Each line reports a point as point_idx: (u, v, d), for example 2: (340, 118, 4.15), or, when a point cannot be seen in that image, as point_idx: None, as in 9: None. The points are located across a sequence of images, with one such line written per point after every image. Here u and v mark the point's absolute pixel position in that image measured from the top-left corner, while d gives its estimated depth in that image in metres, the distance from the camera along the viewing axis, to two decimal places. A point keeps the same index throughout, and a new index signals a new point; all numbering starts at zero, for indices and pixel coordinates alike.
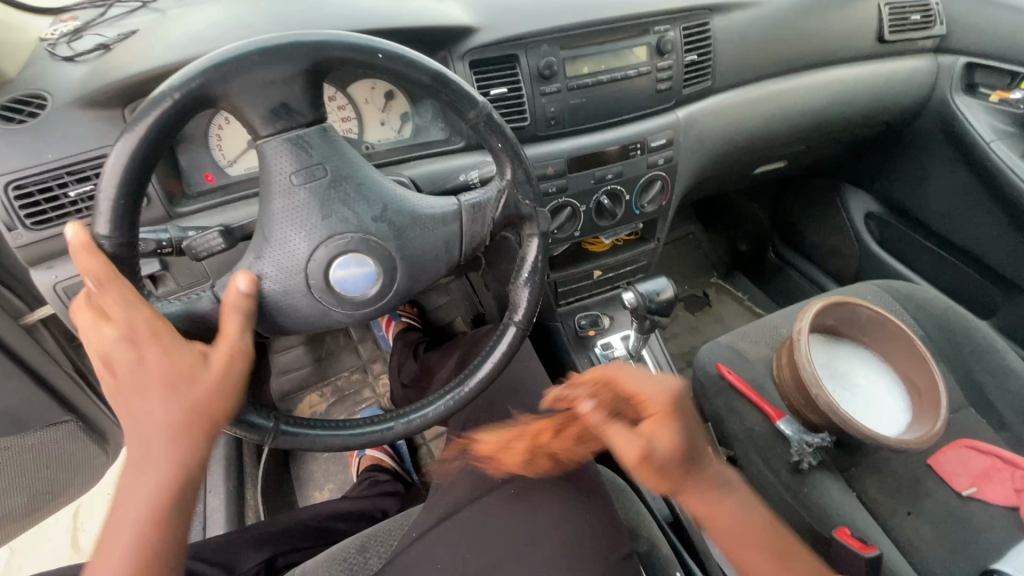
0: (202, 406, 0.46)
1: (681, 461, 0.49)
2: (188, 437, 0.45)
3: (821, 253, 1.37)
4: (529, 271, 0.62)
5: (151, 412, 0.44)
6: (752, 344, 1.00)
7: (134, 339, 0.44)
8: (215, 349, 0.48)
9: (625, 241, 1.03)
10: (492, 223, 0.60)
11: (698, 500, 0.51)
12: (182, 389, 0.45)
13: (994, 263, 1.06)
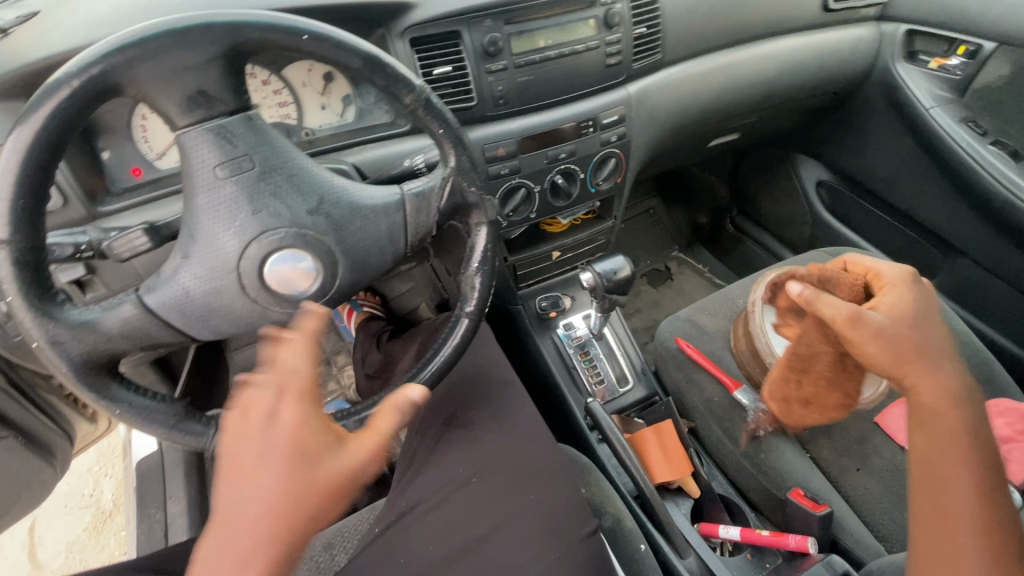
0: (311, 497, 0.40)
1: (925, 332, 0.54)
2: (285, 532, 0.39)
3: (776, 222, 1.40)
4: (479, 260, 0.60)
5: (264, 491, 0.39)
6: (711, 317, 1.02)
7: (288, 401, 0.41)
8: (356, 437, 0.44)
9: (584, 220, 1.02)
10: (437, 212, 0.58)
11: (933, 393, 0.52)
12: (304, 469, 0.40)
13: (935, 227, 1.10)
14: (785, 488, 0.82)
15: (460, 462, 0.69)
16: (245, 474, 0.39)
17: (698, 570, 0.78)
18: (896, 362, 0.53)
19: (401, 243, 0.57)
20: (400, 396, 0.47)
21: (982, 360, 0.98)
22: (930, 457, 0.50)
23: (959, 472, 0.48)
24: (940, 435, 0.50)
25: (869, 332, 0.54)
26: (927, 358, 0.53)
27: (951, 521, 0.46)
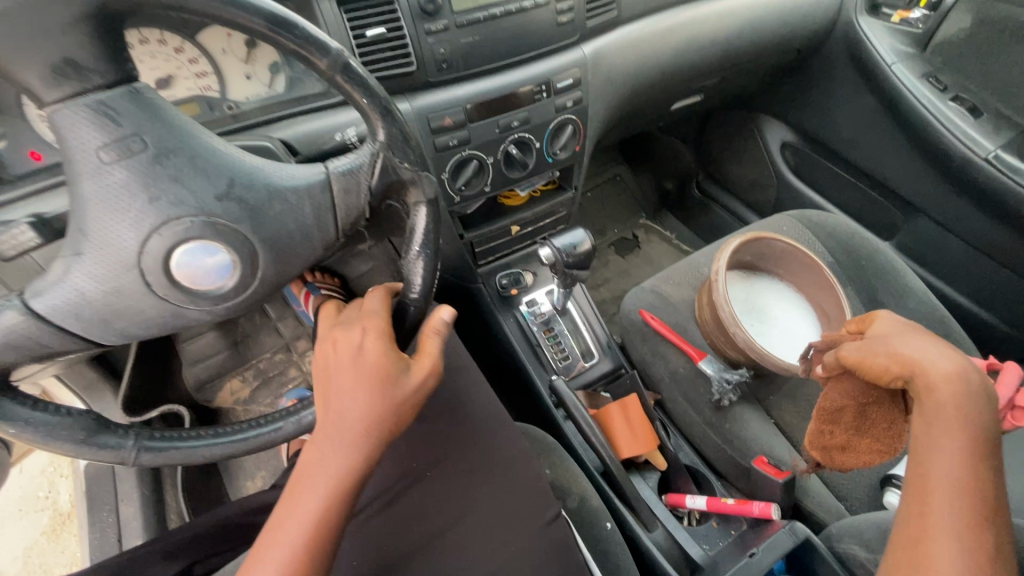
0: (392, 409, 0.49)
1: (928, 339, 0.53)
2: (372, 435, 0.48)
3: (742, 186, 1.38)
4: (420, 242, 0.56)
5: (358, 403, 0.48)
6: (675, 287, 1.00)
7: (377, 334, 0.51)
8: (417, 362, 0.52)
9: (544, 191, 0.98)
10: (369, 191, 0.53)
11: (924, 383, 0.50)
12: (383, 389, 0.49)
13: (895, 187, 1.10)
14: (749, 456, 0.82)
15: (411, 454, 0.65)
16: (343, 389, 0.49)
17: (665, 542, 0.78)
18: (899, 363, 0.52)
19: (331, 227, 0.53)
20: (437, 319, 0.53)
21: (939, 318, 0.99)
22: (924, 440, 0.49)
23: (947, 446, 0.47)
24: (931, 418, 0.49)
25: (883, 346, 0.55)
26: (921, 351, 0.52)
27: (929, 490, 0.46)
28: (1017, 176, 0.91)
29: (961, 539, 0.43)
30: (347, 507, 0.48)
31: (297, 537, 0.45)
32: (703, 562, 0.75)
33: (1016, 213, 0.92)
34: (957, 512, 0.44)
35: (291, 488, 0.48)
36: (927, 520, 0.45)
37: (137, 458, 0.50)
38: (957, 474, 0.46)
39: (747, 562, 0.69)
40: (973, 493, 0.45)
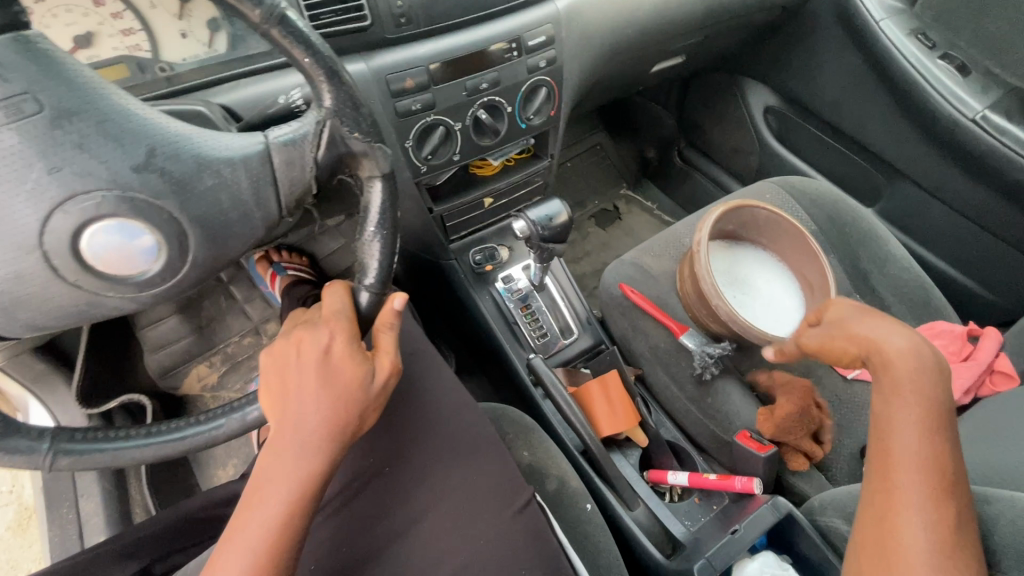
0: (351, 414, 0.47)
1: (880, 317, 0.57)
2: (329, 442, 0.46)
3: (724, 152, 1.34)
4: (376, 221, 0.51)
5: (313, 415, 0.46)
6: (656, 259, 0.96)
7: (333, 338, 0.47)
8: (375, 362, 0.48)
9: (518, 160, 0.92)
10: (315, 164, 0.47)
11: (887, 359, 0.53)
12: (340, 394, 0.46)
13: (879, 151, 1.07)
14: (732, 431, 0.80)
15: (366, 451, 0.63)
16: (297, 399, 0.46)
17: (646, 520, 0.77)
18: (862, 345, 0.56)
19: (274, 205, 0.47)
20: (388, 310, 0.50)
21: (920, 285, 0.98)
22: (885, 414, 0.51)
23: (907, 418, 0.50)
24: (890, 395, 0.52)
25: (847, 333, 0.58)
26: (879, 333, 0.55)
27: (895, 464, 0.48)
28: (1003, 138, 0.88)
29: (929, 509, 0.46)
30: (305, 521, 0.46)
31: (253, 557, 0.44)
32: (685, 540, 0.74)
33: (1001, 177, 0.90)
34: (923, 483, 0.47)
35: (245, 506, 0.45)
36: (894, 493, 0.47)
37: (56, 462, 0.46)
38: (923, 448, 0.48)
39: (729, 539, 0.67)
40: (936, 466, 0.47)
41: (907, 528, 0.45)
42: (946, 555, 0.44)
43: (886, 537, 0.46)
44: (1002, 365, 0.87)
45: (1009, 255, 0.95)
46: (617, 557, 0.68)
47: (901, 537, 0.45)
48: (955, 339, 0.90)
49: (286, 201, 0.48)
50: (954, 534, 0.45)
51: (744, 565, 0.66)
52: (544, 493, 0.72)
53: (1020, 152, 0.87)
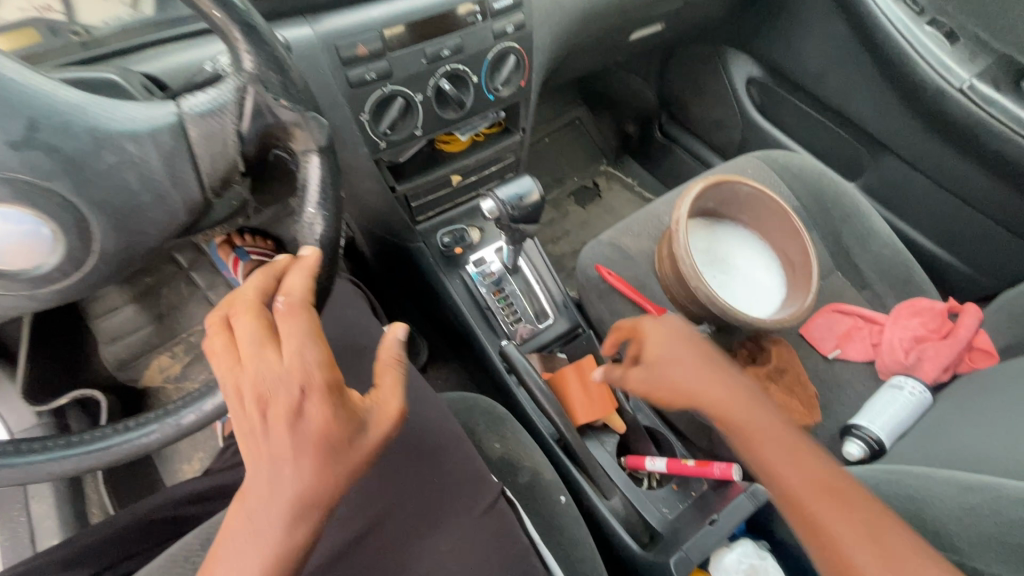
0: (343, 476, 0.39)
1: (699, 362, 0.57)
2: (312, 511, 0.38)
3: (705, 126, 1.29)
4: (317, 200, 0.47)
5: (286, 484, 0.38)
6: (634, 238, 0.93)
7: (303, 390, 0.37)
8: (372, 412, 0.40)
9: (489, 134, 0.86)
10: (237, 138, 0.44)
11: (723, 404, 0.53)
12: (329, 456, 0.38)
13: (864, 123, 1.03)
14: (710, 415, 0.78)
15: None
16: (271, 461, 0.37)
17: (623, 508, 0.75)
18: (693, 398, 0.55)
19: (193, 185, 0.45)
20: (389, 342, 0.43)
21: (902, 261, 0.96)
22: (761, 456, 0.50)
23: (780, 456, 0.49)
24: (755, 433, 0.51)
25: (670, 386, 0.56)
26: (706, 374, 0.56)
27: (808, 514, 0.45)
28: (991, 108, 0.86)
29: (858, 534, 0.44)
30: None
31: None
32: (663, 530, 0.72)
33: (989, 149, 0.87)
34: (836, 513, 0.45)
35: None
36: (828, 535, 0.44)
37: None
38: (807, 478, 0.47)
39: (707, 530, 0.67)
40: (831, 489, 0.46)
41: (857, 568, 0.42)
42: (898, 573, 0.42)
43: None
44: (981, 341, 0.86)
45: (990, 230, 0.94)
46: (592, 550, 0.67)
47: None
48: (935, 316, 0.89)
49: (208, 179, 0.45)
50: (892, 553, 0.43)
51: (721, 556, 0.66)
52: (516, 486, 0.70)
53: (1008, 123, 0.84)
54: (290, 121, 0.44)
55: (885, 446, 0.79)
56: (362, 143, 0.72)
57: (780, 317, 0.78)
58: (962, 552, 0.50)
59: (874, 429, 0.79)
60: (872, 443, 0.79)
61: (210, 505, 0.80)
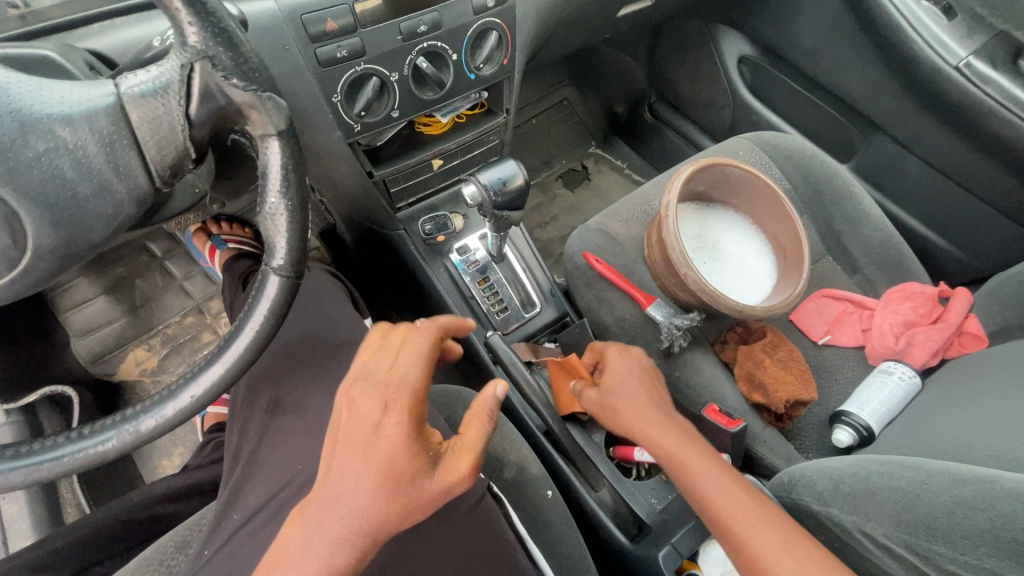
0: (405, 509, 0.39)
1: (640, 397, 0.61)
2: (365, 539, 0.38)
3: (696, 106, 1.26)
4: (278, 188, 0.45)
5: (348, 506, 0.38)
6: (623, 223, 0.90)
7: (387, 417, 0.39)
8: (448, 451, 0.41)
9: (470, 116, 0.82)
10: (185, 123, 0.41)
11: (645, 425, 0.59)
12: (395, 484, 0.38)
13: (856, 103, 1.00)
14: (701, 405, 0.77)
15: (297, 456, 0.57)
16: (345, 474, 0.39)
17: (611, 500, 0.73)
18: (630, 422, 0.60)
19: (140, 175, 0.42)
20: (489, 395, 0.45)
21: (894, 245, 0.94)
22: (690, 475, 0.54)
23: (707, 474, 0.53)
24: (684, 457, 0.55)
25: (608, 406, 0.62)
26: (645, 407, 0.60)
27: (732, 525, 0.49)
28: (987, 86, 0.83)
29: (778, 543, 0.48)
30: None
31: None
32: (651, 521, 0.69)
33: (984, 130, 0.85)
34: (758, 523, 0.49)
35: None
36: (753, 546, 0.48)
37: None
38: (733, 494, 0.51)
39: (696, 521, 0.66)
40: (751, 502, 0.51)
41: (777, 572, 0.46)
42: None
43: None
44: (971, 326, 0.85)
45: (983, 212, 0.92)
46: (580, 544, 0.66)
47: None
48: (926, 301, 0.87)
49: (156, 168, 0.42)
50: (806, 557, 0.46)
51: (711, 547, 0.64)
52: (502, 481, 0.68)
53: (1004, 103, 0.82)
54: (244, 102, 0.41)
55: (875, 432, 0.77)
56: (335, 126, 0.68)
57: (771, 304, 0.77)
58: (957, 546, 0.49)
59: (864, 416, 0.78)
60: (861, 430, 0.77)
61: (189, 502, 0.77)
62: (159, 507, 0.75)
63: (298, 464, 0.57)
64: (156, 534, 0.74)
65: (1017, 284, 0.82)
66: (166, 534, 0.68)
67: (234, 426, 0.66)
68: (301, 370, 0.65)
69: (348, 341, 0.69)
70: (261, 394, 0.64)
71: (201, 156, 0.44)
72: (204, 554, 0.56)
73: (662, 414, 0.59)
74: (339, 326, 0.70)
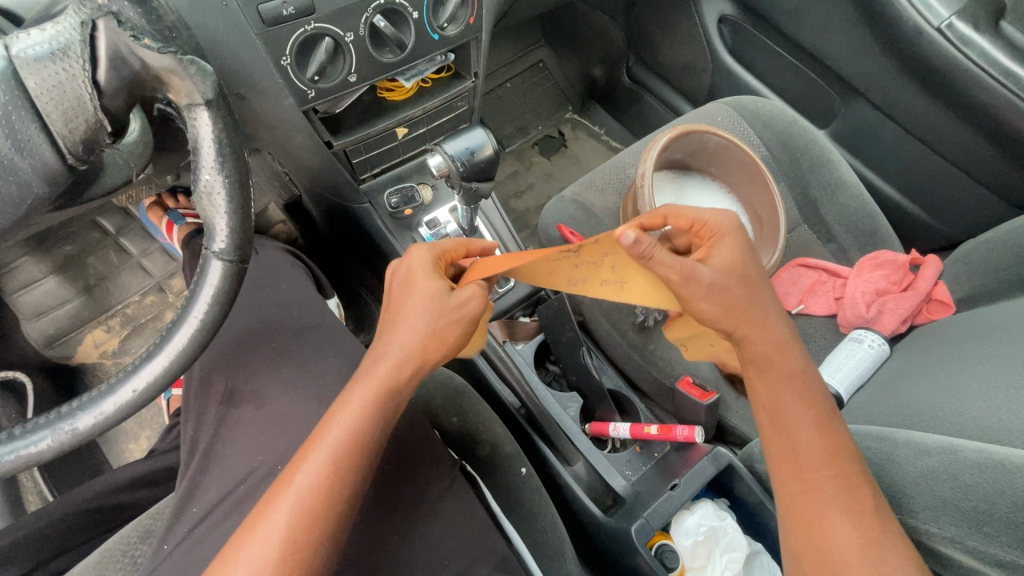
0: (441, 334, 0.47)
1: (742, 293, 0.50)
2: (413, 363, 0.46)
3: (674, 69, 1.22)
4: (211, 162, 0.43)
5: (401, 348, 0.46)
6: (598, 194, 0.88)
7: (434, 280, 0.48)
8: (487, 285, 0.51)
9: (436, 80, 0.77)
10: (93, 90, 0.37)
11: (761, 340, 0.51)
12: (436, 307, 0.47)
13: (836, 66, 0.97)
14: (674, 377, 0.76)
15: (257, 446, 0.57)
16: (399, 312, 0.47)
17: (585, 473, 0.73)
18: (730, 317, 0.51)
19: (47, 152, 0.37)
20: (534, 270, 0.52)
21: (868, 213, 0.93)
22: (780, 410, 0.50)
23: (801, 420, 0.49)
24: (781, 388, 0.50)
25: (700, 290, 0.49)
26: (762, 313, 0.51)
27: (806, 465, 0.48)
28: (967, 50, 0.80)
29: (843, 500, 0.46)
30: (356, 480, 0.43)
31: (300, 501, 0.41)
32: (625, 494, 0.70)
33: (962, 94, 0.83)
34: (832, 478, 0.47)
35: (314, 436, 0.44)
36: (814, 496, 0.47)
37: None
38: (817, 445, 0.48)
39: (669, 496, 0.67)
40: (835, 459, 0.48)
41: (829, 526, 0.45)
42: (872, 548, 0.44)
43: (819, 551, 0.45)
44: (940, 292, 0.86)
45: (956, 179, 0.92)
46: (553, 518, 0.66)
47: (837, 551, 0.45)
48: (898, 269, 0.87)
49: (65, 143, 0.37)
50: (869, 526, 0.45)
51: (682, 519, 0.68)
52: (475, 460, 0.68)
53: (983, 66, 0.80)
54: (161, 66, 0.40)
55: (843, 399, 0.79)
56: (287, 92, 0.63)
57: None
58: (918, 516, 0.50)
59: (833, 384, 0.79)
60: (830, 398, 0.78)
61: (154, 489, 0.74)
62: (122, 495, 0.72)
63: (261, 454, 0.57)
64: (124, 521, 0.72)
65: (986, 251, 0.82)
66: (131, 524, 0.66)
67: (189, 415, 0.63)
68: (257, 357, 0.63)
69: (311, 324, 0.66)
70: (217, 381, 0.62)
71: (119, 130, 0.41)
72: (164, 549, 0.54)
73: (777, 326, 0.52)
74: (300, 308, 0.67)
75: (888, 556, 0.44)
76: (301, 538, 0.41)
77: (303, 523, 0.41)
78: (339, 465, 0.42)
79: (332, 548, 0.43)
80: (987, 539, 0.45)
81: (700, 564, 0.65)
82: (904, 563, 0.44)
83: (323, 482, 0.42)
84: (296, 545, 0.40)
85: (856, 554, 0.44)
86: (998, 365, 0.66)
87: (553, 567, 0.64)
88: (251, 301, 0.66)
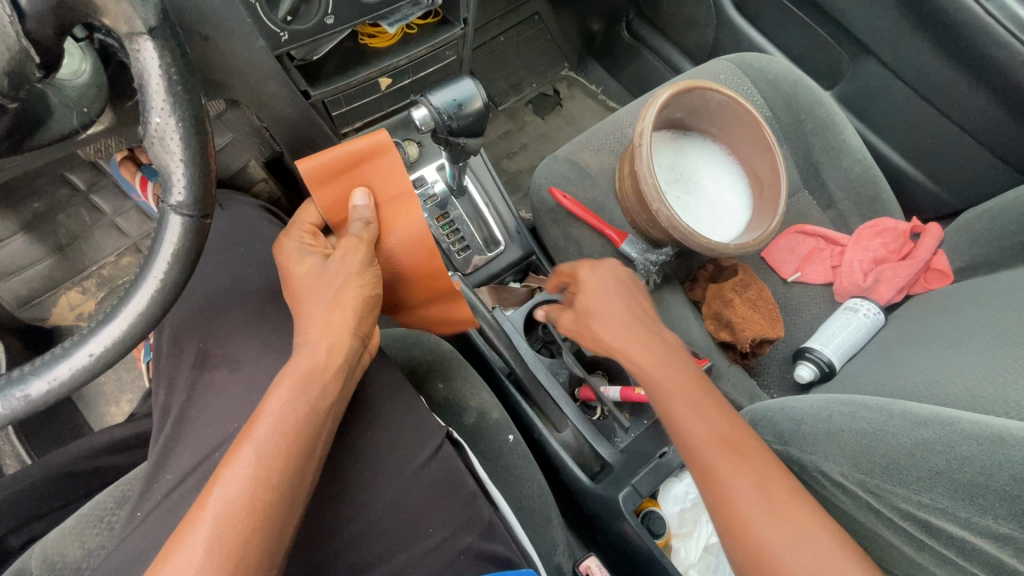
0: (346, 304, 0.50)
1: (630, 324, 0.60)
2: (337, 345, 0.49)
3: (675, 24, 1.15)
4: (156, 100, 0.39)
5: (315, 332, 0.49)
6: (594, 154, 0.84)
7: (311, 259, 0.51)
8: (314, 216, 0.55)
9: (422, 26, 0.71)
10: (12, 12, 0.34)
11: (634, 353, 0.58)
12: (329, 278, 0.50)
13: (848, 24, 0.90)
14: None
15: (232, 413, 0.55)
16: (306, 285, 0.50)
17: (574, 441, 0.72)
18: (623, 335, 0.59)
19: None
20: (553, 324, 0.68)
21: (871, 178, 0.90)
22: (669, 404, 0.54)
23: (677, 402, 0.53)
24: (672, 382, 0.55)
25: (602, 318, 0.61)
26: (638, 331, 0.59)
27: (693, 447, 0.50)
28: (988, 4, 0.75)
29: (746, 471, 0.48)
30: (284, 483, 0.42)
31: (225, 506, 0.40)
32: (613, 461, 0.69)
33: (980, 53, 0.78)
34: (718, 451, 0.49)
35: (240, 438, 0.43)
36: (715, 476, 0.48)
37: None
38: (702, 419, 0.52)
39: (656, 464, 0.67)
40: (725, 434, 0.50)
41: (732, 490, 0.47)
42: (773, 510, 0.46)
43: (737, 532, 0.46)
44: (938, 262, 0.84)
45: (963, 144, 0.89)
46: (541, 485, 0.65)
47: (743, 514, 0.46)
48: (897, 238, 0.85)
49: None
50: (769, 488, 0.47)
51: (671, 486, 0.68)
52: (461, 427, 0.68)
53: (1002, 21, 0.74)
54: None
55: (836, 368, 0.77)
56: (256, 34, 0.57)
57: (744, 242, 0.73)
58: (913, 487, 0.49)
59: (827, 352, 0.77)
60: (823, 366, 0.77)
61: (131, 453, 0.72)
62: (98, 459, 0.69)
63: (233, 421, 0.54)
64: (101, 485, 0.70)
65: (988, 220, 0.80)
66: (108, 488, 0.64)
67: (160, 381, 0.60)
68: (231, 320, 0.60)
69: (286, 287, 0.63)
70: (188, 346, 0.59)
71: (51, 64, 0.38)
72: (138, 516, 0.53)
73: (650, 337, 0.59)
74: (276, 270, 0.64)
75: (796, 518, 0.46)
76: (230, 533, 0.39)
77: (232, 521, 0.39)
78: (266, 458, 0.42)
79: (278, 544, 0.41)
80: (981, 511, 0.45)
81: (686, 530, 0.67)
82: (804, 514, 0.46)
83: (258, 479, 0.41)
84: (222, 544, 0.38)
85: (762, 518, 0.46)
86: (991, 337, 0.65)
87: (540, 532, 0.63)
88: (225, 261, 0.63)
